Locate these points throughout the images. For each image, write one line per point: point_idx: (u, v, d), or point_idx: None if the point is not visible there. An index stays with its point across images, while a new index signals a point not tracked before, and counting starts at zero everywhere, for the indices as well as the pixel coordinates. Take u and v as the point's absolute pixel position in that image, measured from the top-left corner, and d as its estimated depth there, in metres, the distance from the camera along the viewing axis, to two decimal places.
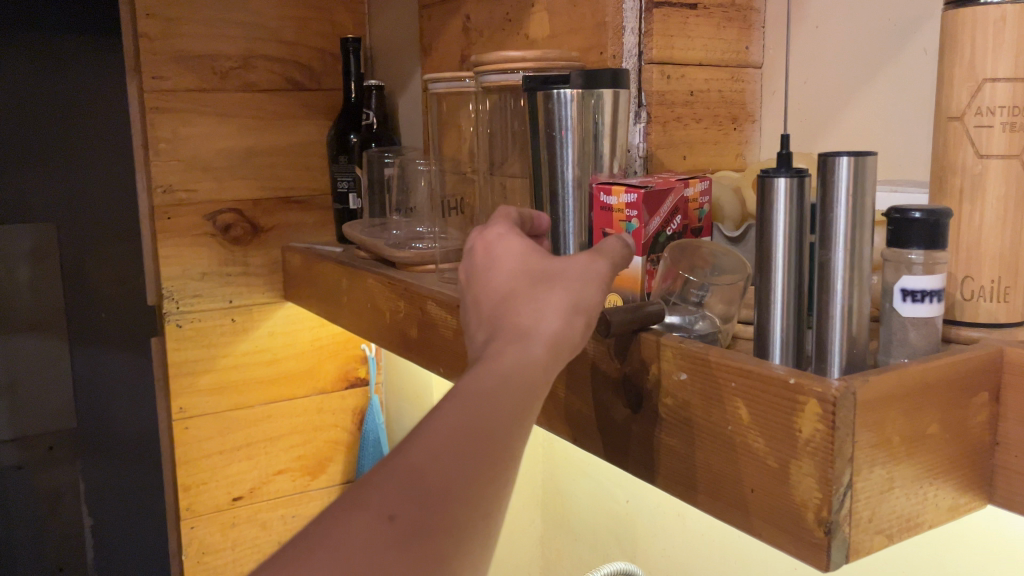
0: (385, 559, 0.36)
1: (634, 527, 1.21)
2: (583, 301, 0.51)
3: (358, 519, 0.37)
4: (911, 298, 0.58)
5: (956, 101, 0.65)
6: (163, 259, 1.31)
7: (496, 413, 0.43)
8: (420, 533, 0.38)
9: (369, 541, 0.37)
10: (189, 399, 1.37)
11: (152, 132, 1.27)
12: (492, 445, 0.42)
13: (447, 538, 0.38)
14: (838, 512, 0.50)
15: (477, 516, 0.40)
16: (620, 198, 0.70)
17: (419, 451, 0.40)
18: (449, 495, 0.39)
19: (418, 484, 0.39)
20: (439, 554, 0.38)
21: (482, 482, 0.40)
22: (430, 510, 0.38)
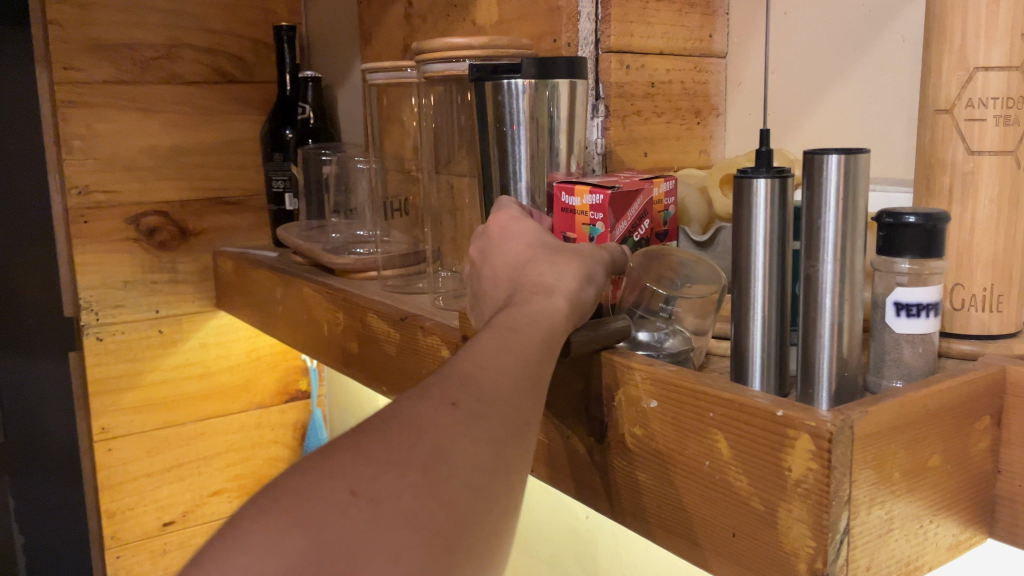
0: (456, 436, 0.39)
1: (595, 544, 1.15)
2: (594, 274, 0.55)
3: (428, 405, 0.40)
4: (905, 312, 0.52)
5: (944, 92, 0.59)
6: (80, 268, 1.20)
7: (535, 340, 0.47)
8: (484, 418, 0.40)
9: (440, 421, 0.39)
10: (113, 419, 1.26)
11: (64, 128, 1.16)
12: (537, 365, 0.45)
13: (509, 428, 0.41)
14: (834, 562, 0.44)
15: (528, 421, 0.43)
16: (583, 199, 0.63)
17: (473, 362, 0.43)
18: (501, 400, 0.42)
19: (474, 383, 0.41)
20: (502, 442, 0.40)
21: (530, 394, 0.44)
22: (489, 402, 0.41)
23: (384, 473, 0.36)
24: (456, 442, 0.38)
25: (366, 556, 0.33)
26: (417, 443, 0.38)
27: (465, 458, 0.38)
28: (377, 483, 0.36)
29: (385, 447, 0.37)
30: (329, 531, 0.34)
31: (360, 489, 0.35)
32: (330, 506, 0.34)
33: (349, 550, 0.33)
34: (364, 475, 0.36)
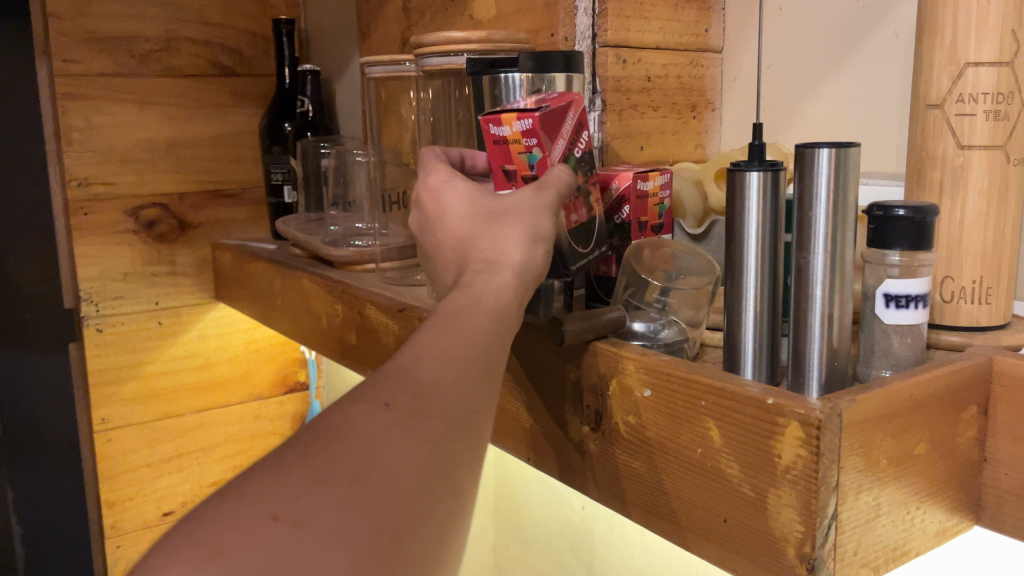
0: (392, 439, 0.37)
1: (590, 534, 1.16)
2: (536, 238, 0.52)
3: (361, 407, 0.38)
4: (894, 303, 0.53)
5: (935, 87, 0.60)
6: (78, 260, 1.21)
7: (478, 326, 0.45)
8: (422, 417, 0.38)
9: (374, 424, 0.37)
10: (113, 409, 1.27)
11: (64, 120, 1.17)
12: (483, 351, 0.44)
13: (451, 424, 0.39)
14: (822, 547, 0.45)
15: (476, 410, 0.41)
16: (513, 126, 0.57)
17: (411, 356, 0.41)
18: (441, 394, 0.40)
19: (411, 380, 0.40)
20: (443, 439, 0.39)
21: (477, 382, 0.42)
22: (428, 398, 0.39)
23: (310, 489, 0.34)
24: (389, 447, 0.37)
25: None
26: (346, 453, 0.36)
27: (400, 464, 0.36)
28: (300, 504, 0.33)
29: (312, 461, 0.35)
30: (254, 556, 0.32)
31: (282, 513, 0.33)
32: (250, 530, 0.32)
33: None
34: (286, 497, 0.33)
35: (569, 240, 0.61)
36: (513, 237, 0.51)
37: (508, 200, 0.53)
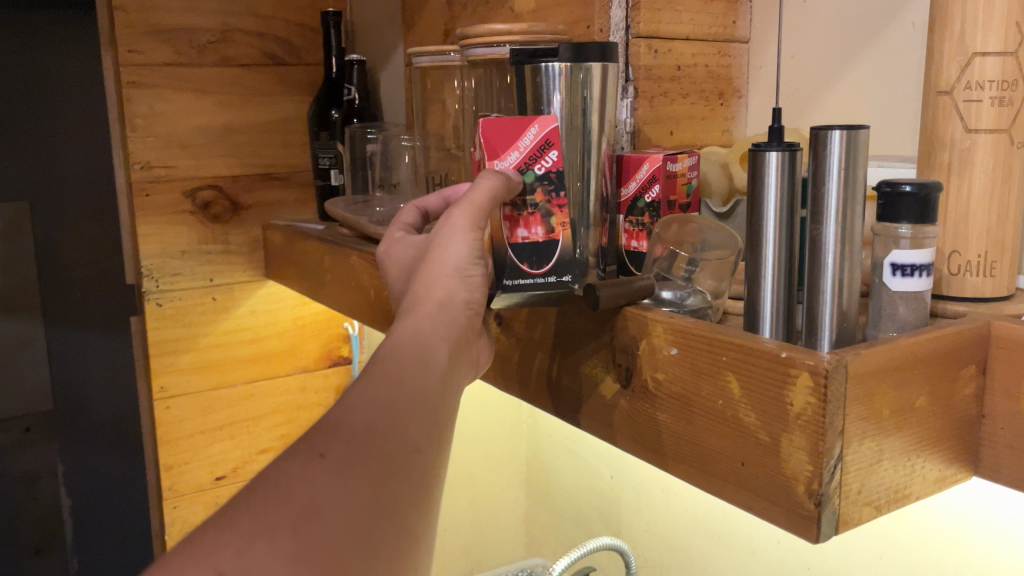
0: (327, 485, 0.42)
1: (619, 502, 1.23)
2: (452, 260, 0.58)
3: (297, 461, 0.43)
4: (901, 272, 0.58)
5: (946, 75, 0.64)
6: (140, 239, 1.30)
7: (412, 368, 0.50)
8: (355, 462, 0.44)
9: (310, 475, 0.42)
10: (172, 378, 1.36)
11: (128, 107, 1.25)
12: (416, 392, 0.49)
13: (386, 466, 0.45)
14: (828, 484, 0.51)
15: (413, 447, 0.47)
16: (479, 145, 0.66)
17: (346, 405, 0.46)
18: (374, 437, 0.45)
19: (345, 428, 0.45)
20: (377, 482, 0.44)
21: (411, 422, 0.47)
22: (361, 443, 0.44)
23: (255, 539, 0.39)
24: (326, 496, 0.42)
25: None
26: (286, 505, 0.41)
27: (336, 511, 0.41)
28: (243, 559, 0.38)
29: (256, 514, 0.40)
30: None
31: (225, 567, 0.38)
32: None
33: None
34: (228, 554, 0.38)
35: (511, 254, 0.61)
36: (437, 273, 0.57)
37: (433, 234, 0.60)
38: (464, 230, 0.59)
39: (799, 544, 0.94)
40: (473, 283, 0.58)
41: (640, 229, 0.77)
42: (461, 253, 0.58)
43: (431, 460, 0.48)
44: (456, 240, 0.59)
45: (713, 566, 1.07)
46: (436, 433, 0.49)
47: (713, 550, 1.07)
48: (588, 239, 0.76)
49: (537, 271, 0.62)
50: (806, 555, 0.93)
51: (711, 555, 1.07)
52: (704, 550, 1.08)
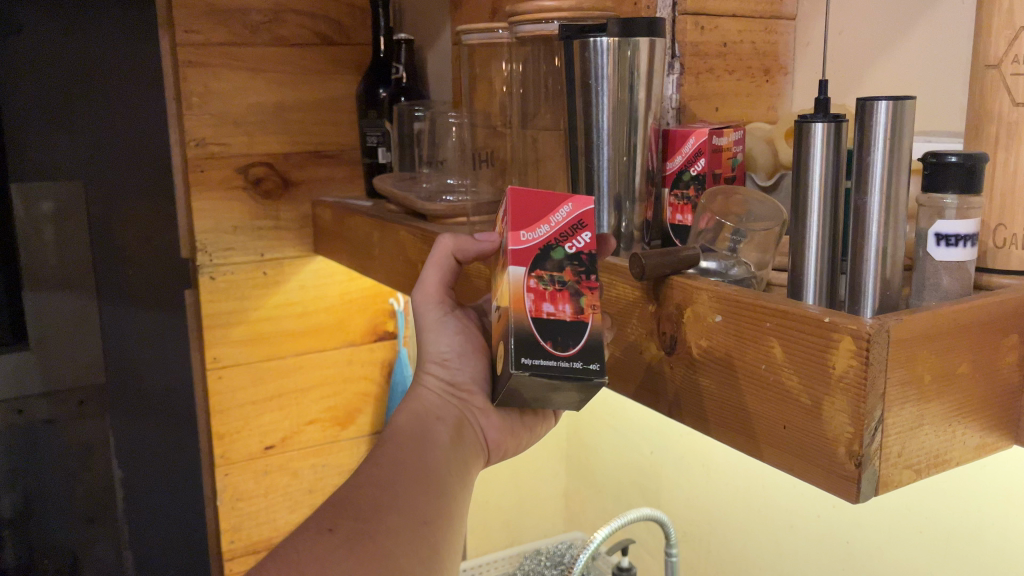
0: (335, 555, 0.55)
1: (659, 478, 1.25)
2: (430, 347, 0.67)
3: (310, 536, 0.56)
4: (945, 242, 0.59)
5: (993, 48, 0.63)
6: (197, 212, 1.35)
7: (414, 452, 0.63)
8: (359, 536, 0.56)
9: (320, 548, 0.55)
10: (223, 349, 1.42)
11: (185, 86, 1.30)
12: (414, 473, 0.62)
13: (387, 537, 0.57)
14: (869, 446, 0.52)
15: (415, 519, 0.59)
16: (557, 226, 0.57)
17: (354, 485, 0.60)
18: (375, 513, 0.58)
19: (351, 507, 0.58)
20: (379, 551, 0.56)
21: (411, 499, 0.60)
22: (364, 520, 0.57)
23: None
24: (333, 568, 0.54)
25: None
26: (298, 573, 0.53)
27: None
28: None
29: None
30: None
31: None
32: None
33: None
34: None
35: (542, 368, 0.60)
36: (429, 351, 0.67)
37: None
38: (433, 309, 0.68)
39: (839, 518, 0.95)
40: (453, 368, 0.66)
41: (684, 203, 0.78)
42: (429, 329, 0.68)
43: (431, 528, 0.60)
44: (430, 318, 0.68)
45: (751, 538, 1.09)
46: (439, 503, 0.61)
47: (751, 525, 1.08)
48: (633, 213, 0.79)
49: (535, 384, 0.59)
50: (845, 528, 0.95)
51: (751, 528, 1.09)
52: (743, 524, 1.10)
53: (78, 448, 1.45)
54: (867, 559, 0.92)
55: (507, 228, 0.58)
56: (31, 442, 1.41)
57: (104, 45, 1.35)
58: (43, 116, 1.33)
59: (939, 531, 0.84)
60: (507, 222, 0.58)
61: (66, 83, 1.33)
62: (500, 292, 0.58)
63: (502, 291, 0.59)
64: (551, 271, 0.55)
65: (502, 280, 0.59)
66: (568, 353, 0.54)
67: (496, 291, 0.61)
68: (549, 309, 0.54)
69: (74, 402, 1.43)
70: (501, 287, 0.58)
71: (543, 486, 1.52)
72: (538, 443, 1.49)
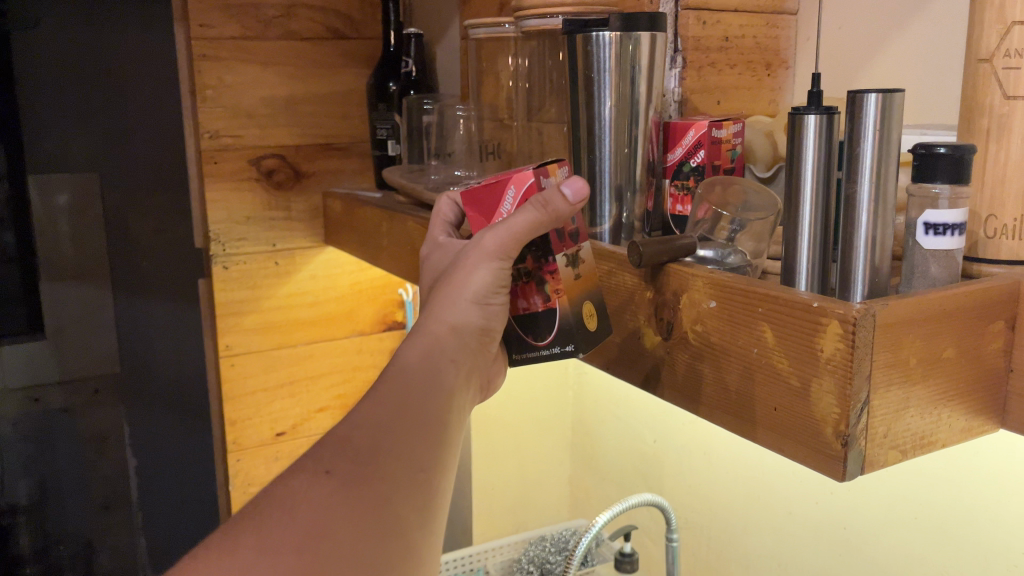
0: (332, 505, 0.47)
1: (662, 466, 1.27)
2: (473, 287, 0.59)
3: (306, 478, 0.48)
4: (933, 230, 0.61)
5: (985, 43, 0.64)
6: (209, 203, 1.38)
7: (422, 393, 0.54)
8: (359, 481, 0.48)
9: (316, 493, 0.47)
10: (234, 337, 1.45)
11: (199, 80, 1.33)
12: (420, 417, 0.52)
13: (388, 485, 0.49)
14: (855, 426, 0.54)
15: (418, 468, 0.51)
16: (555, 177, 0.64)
17: (353, 422, 0.51)
18: (377, 454, 0.50)
19: (351, 447, 0.50)
20: (380, 500, 0.48)
21: (415, 445, 0.51)
22: (364, 463, 0.49)
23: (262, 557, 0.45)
24: (330, 516, 0.47)
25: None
26: (293, 525, 0.46)
27: (342, 529, 0.47)
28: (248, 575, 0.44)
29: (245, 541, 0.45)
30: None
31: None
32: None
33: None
34: (235, 568, 0.44)
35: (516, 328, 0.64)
36: (469, 285, 0.59)
37: (462, 255, 0.61)
38: (493, 260, 0.60)
39: (837, 504, 0.97)
40: (493, 313, 0.61)
41: (685, 194, 0.81)
42: (481, 280, 0.60)
43: (433, 477, 0.52)
44: (481, 263, 0.60)
45: (751, 524, 1.11)
46: (440, 451, 0.53)
47: (752, 511, 1.10)
48: (634, 203, 0.81)
49: (541, 343, 0.64)
50: (842, 514, 0.97)
51: (750, 515, 1.11)
52: (744, 511, 1.12)
53: (93, 434, 1.49)
54: (863, 546, 0.94)
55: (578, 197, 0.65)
56: (48, 426, 1.45)
57: (119, 39, 1.37)
58: (60, 109, 1.36)
59: (934, 517, 0.85)
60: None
61: (83, 77, 1.36)
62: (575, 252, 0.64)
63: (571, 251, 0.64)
64: None
65: (568, 241, 0.63)
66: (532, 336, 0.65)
67: (563, 247, 0.63)
68: None
69: (89, 389, 1.46)
70: (573, 248, 0.64)
71: (549, 474, 1.54)
72: (544, 431, 1.51)
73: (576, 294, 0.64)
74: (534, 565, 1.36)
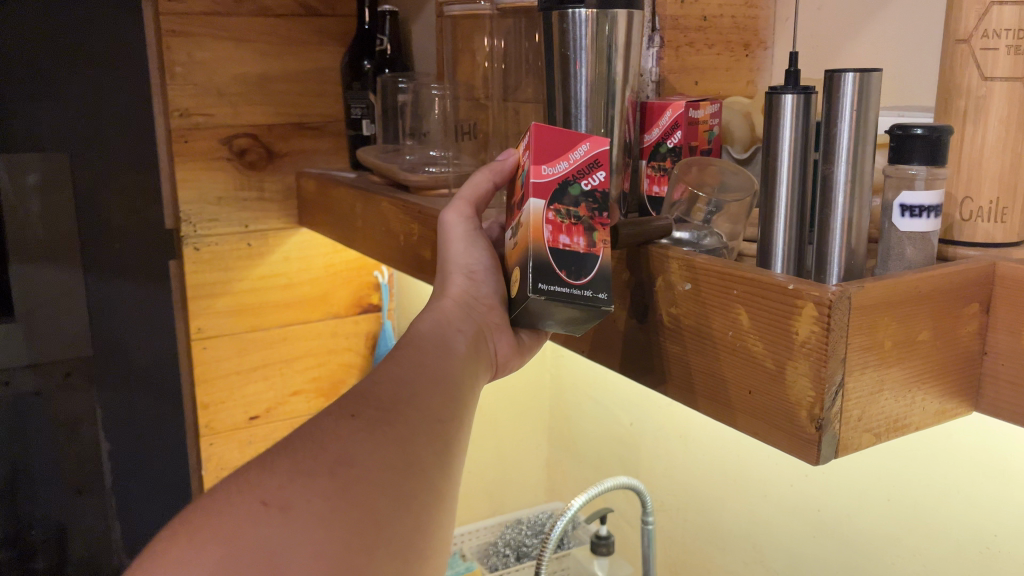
0: (359, 438, 0.48)
1: (638, 448, 1.27)
2: (457, 258, 0.67)
3: (332, 421, 0.49)
4: (909, 213, 0.60)
5: (963, 24, 0.62)
6: (180, 183, 1.35)
7: (433, 360, 0.57)
8: (382, 422, 0.50)
9: (344, 430, 0.48)
10: (207, 320, 1.42)
11: (168, 56, 1.30)
12: (432, 378, 0.56)
13: (409, 429, 0.51)
14: (829, 410, 0.54)
15: (434, 419, 0.53)
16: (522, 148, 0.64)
17: (373, 379, 0.54)
18: (397, 403, 0.52)
19: (372, 397, 0.52)
20: (403, 440, 0.50)
21: (432, 400, 0.54)
22: (386, 409, 0.51)
23: (295, 479, 0.45)
24: (358, 446, 0.48)
25: (285, 552, 0.41)
26: (324, 453, 0.47)
27: (369, 460, 0.47)
28: (286, 492, 0.44)
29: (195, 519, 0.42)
30: (257, 536, 0.42)
31: (270, 500, 0.43)
32: (246, 515, 0.43)
33: (269, 552, 0.41)
34: (273, 487, 0.44)
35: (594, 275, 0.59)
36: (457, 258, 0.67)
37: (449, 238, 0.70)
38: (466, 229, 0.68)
39: (812, 488, 0.97)
40: (483, 278, 0.66)
41: (661, 175, 0.81)
42: (461, 250, 0.67)
43: (450, 431, 0.54)
44: (459, 234, 0.68)
45: (728, 507, 1.11)
46: (455, 409, 0.55)
47: (727, 493, 1.11)
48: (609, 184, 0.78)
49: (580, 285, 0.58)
50: (817, 497, 0.97)
51: (724, 498, 1.11)
52: (719, 493, 1.12)
53: (65, 418, 1.48)
54: (837, 528, 0.95)
55: (529, 161, 0.60)
56: (22, 407, 1.45)
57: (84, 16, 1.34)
58: (23, 86, 1.32)
59: (908, 500, 0.86)
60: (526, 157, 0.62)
61: (47, 54, 1.32)
62: (515, 221, 0.62)
63: (515, 221, 0.62)
64: (568, 206, 0.59)
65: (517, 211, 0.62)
66: (580, 282, 0.57)
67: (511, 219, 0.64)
68: (565, 241, 0.58)
69: (61, 372, 1.45)
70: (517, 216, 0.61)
71: (526, 457, 1.54)
72: (520, 414, 1.51)
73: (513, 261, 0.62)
74: (511, 548, 1.37)
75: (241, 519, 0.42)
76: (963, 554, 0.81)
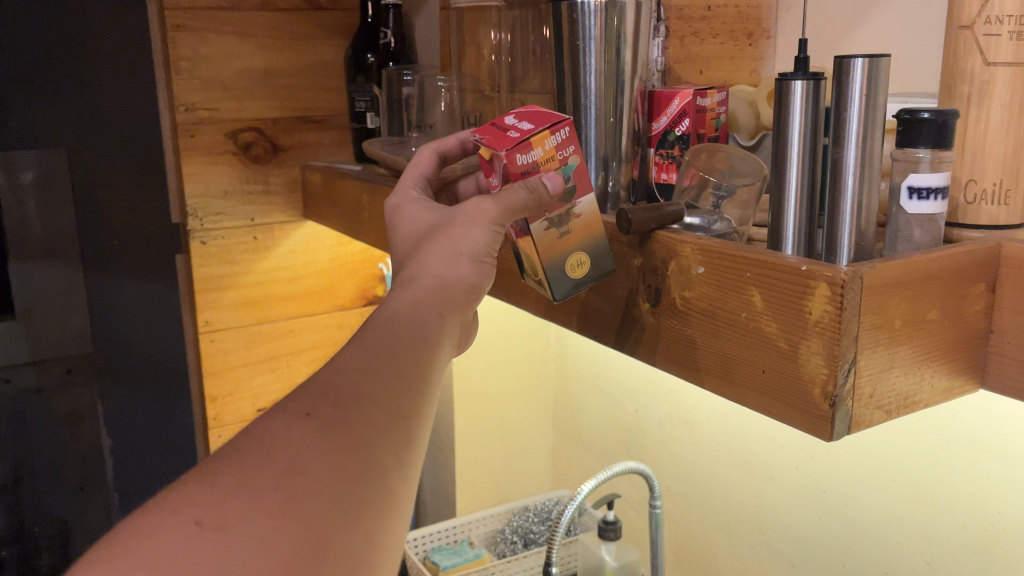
0: (311, 446, 0.42)
1: (644, 436, 1.29)
2: (469, 243, 0.58)
3: (283, 420, 0.43)
4: (917, 195, 0.62)
5: (967, 10, 0.63)
6: (187, 177, 1.36)
7: (407, 346, 0.49)
8: (341, 426, 0.44)
9: (296, 435, 0.43)
10: (215, 313, 1.44)
11: (173, 51, 1.30)
12: (405, 369, 0.48)
13: (371, 431, 0.45)
14: (842, 387, 0.55)
15: (398, 414, 0.46)
16: (547, 145, 0.63)
17: (335, 369, 0.47)
18: (361, 399, 0.45)
19: (335, 392, 0.45)
20: (363, 446, 0.44)
21: (400, 397, 0.47)
22: (349, 408, 0.45)
23: (238, 492, 0.40)
24: (309, 456, 0.42)
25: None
26: (271, 462, 0.41)
27: (320, 472, 0.42)
28: (223, 509, 0.39)
29: (182, 511, 0.39)
30: (185, 560, 0.37)
31: (204, 519, 0.39)
32: (176, 536, 0.38)
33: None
34: (210, 504, 0.39)
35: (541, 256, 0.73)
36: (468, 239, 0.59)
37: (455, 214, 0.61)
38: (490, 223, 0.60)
39: (817, 469, 0.99)
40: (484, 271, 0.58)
41: (669, 162, 0.81)
42: (475, 241, 0.59)
43: (415, 429, 0.48)
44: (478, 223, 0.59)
45: (735, 490, 1.13)
46: (420, 406, 0.48)
47: (734, 477, 1.12)
48: (620, 172, 0.80)
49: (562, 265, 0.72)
50: (824, 479, 0.98)
51: (731, 482, 1.13)
52: (726, 477, 1.14)
53: (66, 415, 1.49)
54: (844, 510, 0.96)
55: (574, 156, 0.65)
56: (22, 405, 1.46)
57: (87, 14, 1.35)
58: (24, 85, 1.33)
59: (914, 480, 0.87)
60: (563, 153, 0.64)
61: (50, 52, 1.34)
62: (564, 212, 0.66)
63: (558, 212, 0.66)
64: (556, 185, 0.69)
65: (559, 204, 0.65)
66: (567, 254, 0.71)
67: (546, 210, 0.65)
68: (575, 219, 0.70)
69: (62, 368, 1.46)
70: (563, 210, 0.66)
71: (532, 447, 1.55)
72: (525, 404, 1.52)
73: (558, 249, 0.67)
74: (518, 534, 1.38)
75: (168, 540, 0.38)
76: (966, 532, 0.83)
